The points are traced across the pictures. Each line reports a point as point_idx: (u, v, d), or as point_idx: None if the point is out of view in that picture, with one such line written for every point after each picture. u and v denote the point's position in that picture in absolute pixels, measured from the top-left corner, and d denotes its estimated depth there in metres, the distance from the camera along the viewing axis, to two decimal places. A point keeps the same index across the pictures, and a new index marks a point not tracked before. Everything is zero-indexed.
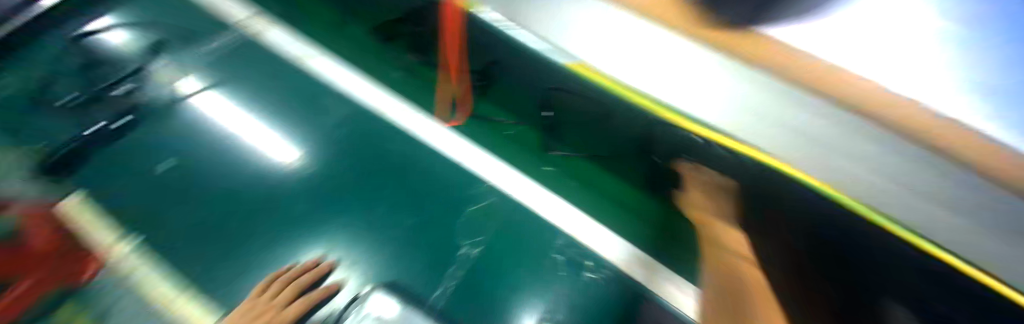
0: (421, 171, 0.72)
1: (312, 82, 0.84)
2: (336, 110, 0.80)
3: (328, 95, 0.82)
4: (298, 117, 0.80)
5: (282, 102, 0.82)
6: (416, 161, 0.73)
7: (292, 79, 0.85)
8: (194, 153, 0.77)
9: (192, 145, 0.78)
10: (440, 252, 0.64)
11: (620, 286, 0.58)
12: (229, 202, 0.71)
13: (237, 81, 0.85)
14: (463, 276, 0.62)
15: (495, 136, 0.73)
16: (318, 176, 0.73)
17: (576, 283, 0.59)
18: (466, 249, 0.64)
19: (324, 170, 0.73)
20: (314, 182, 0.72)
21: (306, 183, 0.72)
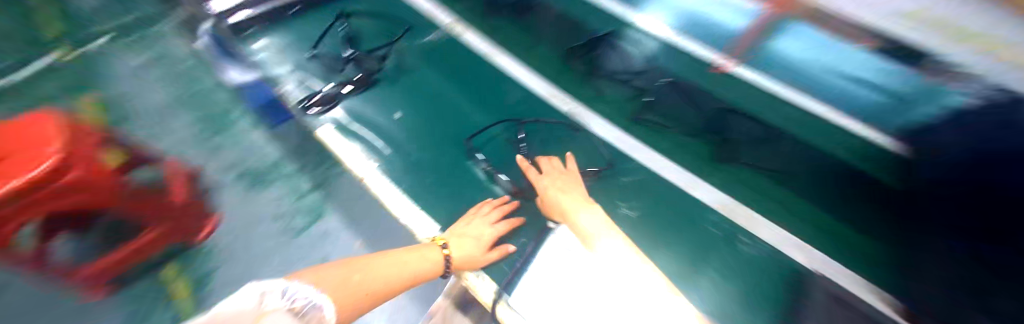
0: None
1: (475, 61, 1.00)
2: (510, 94, 0.96)
3: (501, 79, 0.98)
4: (467, 95, 0.95)
5: (451, 77, 0.98)
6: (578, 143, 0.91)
7: (442, 56, 1.01)
8: (411, 116, 0.90)
9: (407, 108, 0.92)
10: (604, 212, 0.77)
11: (781, 266, 0.68)
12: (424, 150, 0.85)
13: (431, 63, 1.00)
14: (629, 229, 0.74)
15: (673, 142, 0.87)
16: (493, 142, 0.88)
17: (736, 253, 0.70)
18: (626, 210, 0.78)
19: (498, 137, 0.88)
20: (488, 146, 0.87)
21: (484, 147, 0.86)
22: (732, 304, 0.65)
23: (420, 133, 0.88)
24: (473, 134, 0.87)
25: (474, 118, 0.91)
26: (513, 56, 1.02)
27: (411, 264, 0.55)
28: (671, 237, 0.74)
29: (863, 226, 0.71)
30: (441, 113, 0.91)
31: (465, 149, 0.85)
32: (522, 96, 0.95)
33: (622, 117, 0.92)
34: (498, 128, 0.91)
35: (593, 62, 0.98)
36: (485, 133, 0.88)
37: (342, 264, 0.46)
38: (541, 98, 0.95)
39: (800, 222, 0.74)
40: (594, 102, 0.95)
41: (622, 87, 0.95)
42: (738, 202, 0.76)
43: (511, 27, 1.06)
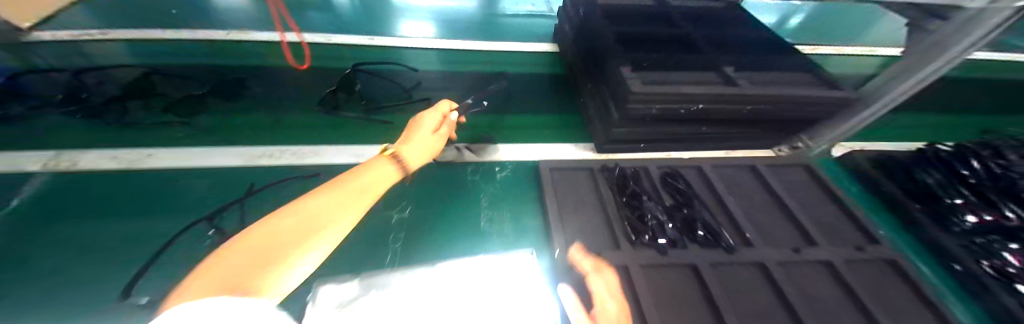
0: (307, 188, 0.73)
1: (122, 178, 0.71)
2: (189, 190, 0.70)
3: (167, 185, 0.70)
4: (101, 236, 0.60)
5: (77, 214, 0.63)
6: (314, 189, 0.72)
7: (53, 200, 0.65)
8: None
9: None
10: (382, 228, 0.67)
11: (530, 172, 0.83)
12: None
13: (6, 231, 0.59)
14: (409, 228, 0.69)
15: None
16: (174, 276, 0.55)
17: (500, 184, 0.80)
18: (396, 216, 0.70)
19: (190, 251, 0.58)
20: (169, 285, 0.53)
21: (158, 292, 0.52)
22: (521, 223, 0.72)
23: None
24: (138, 270, 0.54)
25: (125, 257, 0.57)
26: (212, 142, 0.82)
27: (364, 184, 0.51)
28: (448, 207, 0.75)
29: (565, 112, 0.99)
30: (73, 261, 0.55)
31: (118, 312, 0.48)
32: (213, 183, 0.72)
33: (361, 134, 0.89)
34: (194, 227, 0.62)
35: (316, 106, 0.94)
36: (155, 272, 0.54)
37: (250, 229, 0.38)
38: (243, 169, 0.76)
39: (534, 132, 0.94)
40: (321, 135, 0.87)
41: (394, 106, 0.96)
42: (494, 147, 0.89)
43: (196, 117, 0.87)
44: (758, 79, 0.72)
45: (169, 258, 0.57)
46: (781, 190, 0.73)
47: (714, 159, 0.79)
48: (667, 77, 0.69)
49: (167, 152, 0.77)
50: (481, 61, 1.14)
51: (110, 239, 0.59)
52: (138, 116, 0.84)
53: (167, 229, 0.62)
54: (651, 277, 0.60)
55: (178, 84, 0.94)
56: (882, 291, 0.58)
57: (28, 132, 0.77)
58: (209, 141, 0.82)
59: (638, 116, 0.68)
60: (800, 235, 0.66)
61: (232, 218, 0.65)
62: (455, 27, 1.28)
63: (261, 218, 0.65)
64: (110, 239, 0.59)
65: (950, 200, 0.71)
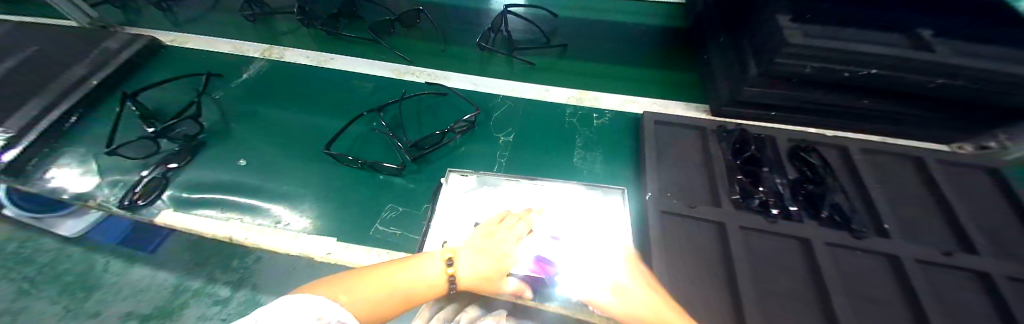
0: (435, 104, 0.89)
1: (311, 78, 0.96)
2: (357, 89, 0.93)
3: (342, 82, 0.95)
4: (312, 111, 0.88)
5: (295, 100, 0.91)
6: (442, 108, 0.88)
7: (277, 86, 0.94)
8: (259, 155, 0.79)
9: (254, 149, 0.80)
10: (489, 146, 0.79)
11: (630, 122, 0.83)
12: (291, 176, 0.74)
13: (265, 97, 0.92)
14: (512, 151, 0.78)
15: (535, 69, 0.97)
16: (358, 142, 0.81)
17: (596, 128, 0.82)
18: (503, 138, 0.81)
19: (361, 136, 0.82)
20: (353, 147, 0.80)
21: (349, 149, 0.79)
22: (617, 165, 0.75)
23: (280, 165, 0.77)
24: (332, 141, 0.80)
25: (327, 126, 0.85)
26: (365, 58, 1.01)
27: (398, 282, 0.41)
28: (545, 140, 0.80)
29: (678, 71, 0.92)
30: (300, 132, 0.84)
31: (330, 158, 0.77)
32: (372, 85, 0.94)
33: (477, 65, 0.99)
34: (360, 122, 0.85)
35: (445, 39, 1.04)
36: (347, 137, 0.82)
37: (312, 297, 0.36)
38: (390, 79, 0.95)
39: (637, 85, 0.91)
40: (443, 62, 1.00)
41: (533, 49, 1.00)
42: (594, 95, 0.90)
43: (352, 34, 1.06)
44: (961, 51, 0.58)
45: (353, 133, 0.83)
46: (947, 188, 0.60)
47: (859, 141, 0.68)
48: (833, 31, 0.60)
49: (339, 62, 1.00)
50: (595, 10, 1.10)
51: (318, 120, 0.86)
52: (337, 34, 1.06)
53: (347, 115, 0.87)
54: (751, 243, 0.57)
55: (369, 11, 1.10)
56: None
57: (257, 36, 1.08)
58: (363, 53, 1.02)
59: (781, 74, 0.62)
60: (958, 241, 0.55)
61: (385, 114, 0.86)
62: None
63: (403, 121, 0.85)
64: (319, 120, 0.86)
65: None
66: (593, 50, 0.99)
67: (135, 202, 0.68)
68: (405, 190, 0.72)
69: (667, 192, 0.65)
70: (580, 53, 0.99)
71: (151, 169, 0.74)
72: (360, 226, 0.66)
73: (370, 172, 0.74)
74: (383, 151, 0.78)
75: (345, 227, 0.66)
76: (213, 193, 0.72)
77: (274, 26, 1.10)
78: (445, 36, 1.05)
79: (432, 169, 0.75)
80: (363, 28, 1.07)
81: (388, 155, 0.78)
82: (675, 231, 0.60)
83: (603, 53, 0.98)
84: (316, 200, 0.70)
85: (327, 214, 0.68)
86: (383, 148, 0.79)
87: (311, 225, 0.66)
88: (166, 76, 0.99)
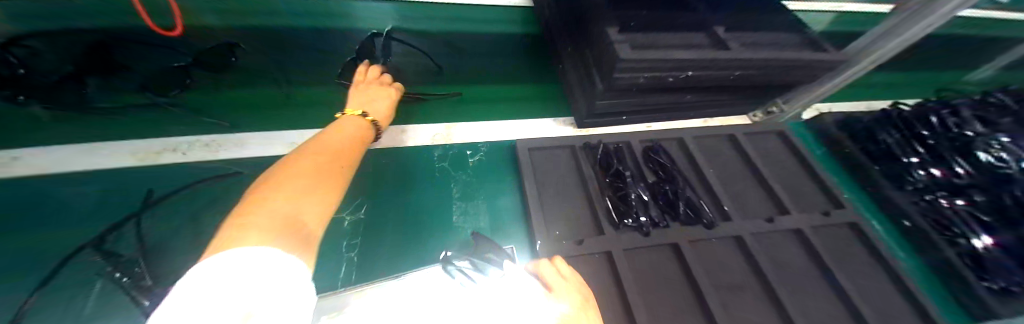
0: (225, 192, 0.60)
1: None
2: (68, 200, 0.55)
3: (46, 185, 0.55)
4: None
5: None
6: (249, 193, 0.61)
7: None
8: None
9: None
10: (335, 233, 0.58)
11: (505, 151, 0.76)
12: None
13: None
14: (365, 237, 0.59)
15: None
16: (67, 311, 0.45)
17: (470, 169, 0.73)
18: (344, 219, 0.60)
19: (80, 284, 0.47)
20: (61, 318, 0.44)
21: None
22: (502, 210, 0.67)
23: None
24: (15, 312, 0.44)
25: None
26: (98, 133, 0.62)
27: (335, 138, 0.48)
28: (412, 203, 0.65)
29: (543, 83, 0.89)
30: None
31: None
32: (99, 188, 0.57)
33: (302, 115, 0.73)
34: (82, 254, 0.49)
35: (255, 82, 0.75)
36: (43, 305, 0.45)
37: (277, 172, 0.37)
38: (142, 168, 0.60)
39: (507, 106, 0.84)
40: (239, 121, 0.69)
41: (400, 76, 0.83)
42: (467, 124, 0.80)
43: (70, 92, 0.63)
44: (748, 42, 0.67)
45: (61, 287, 0.46)
46: (760, 159, 0.73)
47: (694, 129, 0.76)
48: (653, 39, 0.62)
49: (41, 151, 0.59)
50: (454, 19, 0.97)
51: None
52: (86, 92, 0.65)
53: (48, 256, 0.49)
54: (637, 263, 0.58)
55: (146, 54, 0.73)
56: (851, 264, 0.62)
57: None
58: (82, 129, 0.62)
59: (623, 86, 0.62)
60: (774, 205, 0.67)
61: (133, 235, 0.52)
62: None
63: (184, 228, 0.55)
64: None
65: (914, 172, 0.73)
66: (457, 69, 0.88)
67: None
68: None
69: (556, 231, 0.61)
70: (442, 75, 0.86)
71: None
72: None
73: None
74: (121, 311, 0.45)
75: None
76: None
77: None
78: (251, 81, 0.75)
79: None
80: (120, 77, 0.69)
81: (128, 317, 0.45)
82: None
83: (465, 72, 0.87)
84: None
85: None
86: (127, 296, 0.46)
87: None
88: None
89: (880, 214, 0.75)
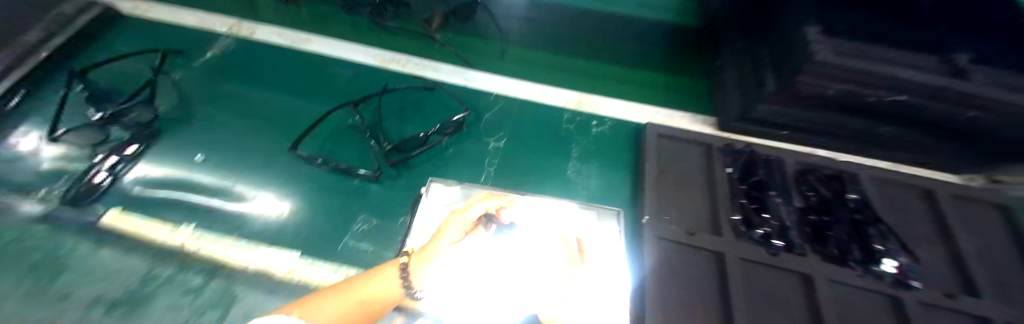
0: (417, 101, 0.81)
1: (296, 64, 0.86)
2: (331, 75, 0.84)
3: (326, 68, 0.86)
4: (283, 94, 0.80)
5: (272, 90, 0.81)
6: (430, 104, 0.80)
7: (257, 71, 0.84)
8: (223, 148, 0.70)
9: (227, 146, 0.70)
10: (481, 152, 0.72)
11: (630, 129, 0.78)
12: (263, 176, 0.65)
13: (229, 80, 0.82)
14: (503, 161, 0.71)
15: (539, 64, 0.90)
16: (332, 139, 0.72)
17: (595, 136, 0.77)
18: (495, 144, 0.73)
19: (334, 135, 0.73)
20: (327, 144, 0.72)
21: (320, 150, 0.70)
22: (618, 181, 0.70)
23: (239, 169, 0.66)
24: (300, 138, 0.71)
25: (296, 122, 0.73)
26: (355, 42, 0.91)
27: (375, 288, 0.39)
28: (544, 145, 0.74)
29: (685, 79, 0.87)
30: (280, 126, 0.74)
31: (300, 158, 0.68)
32: (346, 71, 0.85)
33: (476, 59, 0.90)
34: (338, 115, 0.77)
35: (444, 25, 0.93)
36: (318, 133, 0.73)
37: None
38: (370, 66, 0.86)
39: (645, 92, 0.86)
40: (429, 52, 0.91)
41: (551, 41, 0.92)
42: (603, 98, 0.84)
43: (344, 15, 0.93)
44: (1005, 83, 0.54)
45: (329, 126, 0.75)
46: (956, 226, 0.60)
47: (869, 168, 0.65)
48: (863, 49, 0.56)
49: (326, 47, 0.89)
50: None
51: (297, 114, 0.76)
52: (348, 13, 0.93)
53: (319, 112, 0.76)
54: (752, 278, 0.53)
55: None
56: None
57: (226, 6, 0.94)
58: (347, 33, 0.93)
59: (804, 94, 0.57)
60: (959, 283, 0.54)
61: (366, 111, 0.77)
62: None
63: (395, 117, 0.77)
64: (301, 114, 0.77)
65: None
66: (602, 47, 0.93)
67: (82, 195, 0.58)
68: (382, 197, 0.64)
69: (667, 215, 0.60)
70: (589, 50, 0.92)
71: (63, 175, 0.61)
72: (322, 243, 0.56)
73: (343, 176, 0.66)
74: (360, 154, 0.70)
75: (300, 240, 0.56)
76: (180, 199, 0.61)
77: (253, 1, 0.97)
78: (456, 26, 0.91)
79: (414, 175, 0.68)
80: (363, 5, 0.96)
81: (363, 159, 0.69)
82: (672, 260, 0.55)
83: (612, 50, 0.91)
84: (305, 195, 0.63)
85: (309, 211, 0.61)
86: (365, 149, 0.71)
87: (280, 225, 0.58)
88: (125, 51, 0.85)
89: None
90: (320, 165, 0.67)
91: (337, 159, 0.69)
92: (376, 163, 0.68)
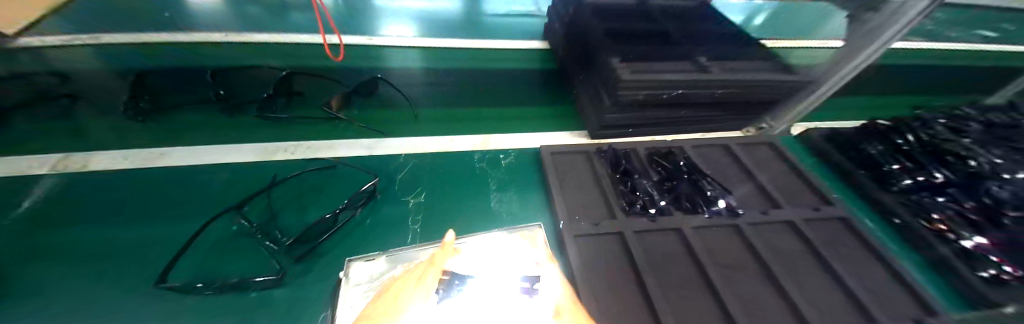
0: (324, 183, 0.80)
1: (162, 178, 0.75)
2: (210, 183, 0.76)
3: (205, 175, 0.78)
4: (147, 214, 0.68)
5: (127, 214, 0.67)
6: (337, 183, 0.81)
7: (104, 197, 0.70)
8: (64, 304, 0.52)
9: (52, 295, 0.53)
10: (401, 213, 0.75)
11: (528, 156, 0.91)
12: (130, 316, 0.52)
13: (52, 221, 0.64)
14: (426, 214, 0.75)
15: (438, 120, 1.00)
16: (212, 258, 0.62)
17: (501, 169, 0.87)
18: (414, 201, 0.78)
19: (216, 248, 0.64)
20: (204, 266, 0.61)
21: (197, 272, 0.59)
22: (531, 199, 0.80)
23: (77, 322, 0.49)
24: (169, 264, 0.59)
25: (176, 241, 0.64)
26: (240, 141, 0.87)
27: None
28: (459, 189, 0.81)
29: (559, 106, 1.08)
30: (145, 248, 0.62)
31: (169, 290, 0.55)
32: (229, 175, 0.78)
33: (379, 130, 0.95)
34: (215, 227, 0.68)
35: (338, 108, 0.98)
36: (193, 255, 0.62)
37: None
38: (259, 162, 0.82)
39: (532, 122, 1.02)
40: (327, 133, 0.92)
41: (443, 101, 1.05)
42: (501, 136, 0.97)
43: (224, 120, 0.90)
44: (737, 68, 0.83)
45: (202, 246, 0.64)
46: (752, 163, 0.87)
47: (692, 140, 0.91)
48: (652, 65, 0.80)
49: (204, 153, 0.82)
50: (486, 59, 1.20)
51: (169, 232, 0.65)
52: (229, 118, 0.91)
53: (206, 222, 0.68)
54: (646, 241, 0.68)
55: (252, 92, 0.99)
56: (845, 245, 0.70)
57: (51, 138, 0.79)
58: (225, 136, 0.87)
59: (629, 101, 0.78)
60: (767, 201, 0.78)
61: (261, 209, 0.72)
62: (446, 28, 1.31)
63: (302, 204, 0.75)
64: (174, 230, 0.66)
65: (898, 176, 0.82)
66: (487, 97, 1.09)
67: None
68: (290, 301, 0.57)
69: (575, 216, 0.73)
70: (477, 101, 1.07)
71: None
72: None
73: (234, 292, 0.56)
74: (252, 262, 0.62)
75: None
76: None
77: (91, 125, 0.84)
78: (361, 103, 1.01)
79: (334, 257, 0.65)
80: (244, 107, 0.95)
81: (257, 267, 0.61)
82: (586, 249, 0.65)
83: (496, 98, 1.08)
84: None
85: None
86: (262, 250, 0.64)
87: None
88: None
89: (871, 211, 0.81)
90: (193, 290, 0.55)
91: (226, 273, 0.60)
92: (280, 261, 0.62)
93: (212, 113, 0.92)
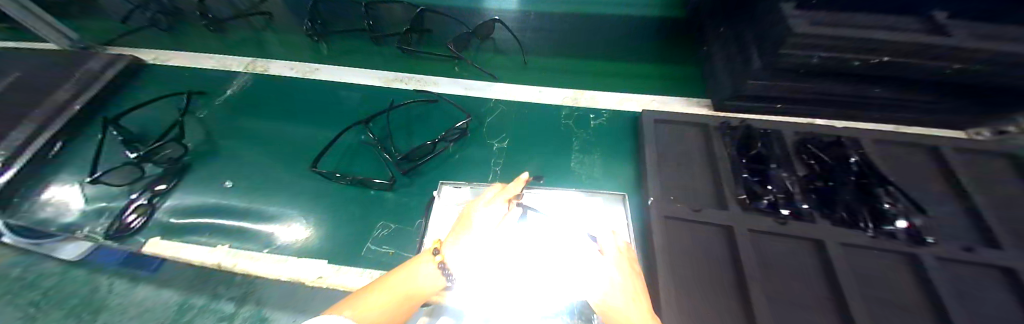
0: (422, 112, 0.85)
1: (305, 90, 0.91)
2: (339, 98, 0.89)
3: (333, 91, 0.91)
4: (294, 118, 0.85)
5: (283, 115, 0.85)
6: (433, 115, 0.85)
7: (271, 100, 0.89)
8: (246, 175, 0.72)
9: (242, 170, 0.73)
10: (485, 154, 0.75)
11: (625, 118, 0.81)
12: (286, 192, 0.68)
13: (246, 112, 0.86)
14: (508, 159, 0.74)
15: (532, 68, 0.95)
16: (345, 158, 0.74)
17: (592, 128, 0.80)
18: (499, 145, 0.77)
19: (349, 151, 0.76)
20: (342, 162, 0.74)
21: (337, 166, 0.73)
22: (620, 167, 0.72)
23: (258, 191, 0.68)
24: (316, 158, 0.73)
25: (312, 143, 0.78)
26: (360, 67, 0.98)
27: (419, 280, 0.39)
28: (545, 141, 0.77)
29: (674, 68, 0.91)
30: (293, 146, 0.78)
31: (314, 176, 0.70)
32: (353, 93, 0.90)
33: (475, 71, 0.95)
34: (345, 136, 0.79)
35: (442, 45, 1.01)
36: (334, 153, 0.76)
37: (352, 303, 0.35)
38: (377, 85, 0.92)
39: (637, 84, 0.89)
40: (429, 68, 0.97)
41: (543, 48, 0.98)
42: (598, 93, 0.87)
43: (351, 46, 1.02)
44: (982, 35, 0.57)
45: (339, 148, 0.77)
46: (965, 179, 0.59)
47: (868, 131, 0.67)
48: (841, 19, 0.59)
49: (334, 73, 0.95)
50: None
51: (308, 134, 0.80)
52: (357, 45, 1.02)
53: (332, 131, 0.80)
54: (761, 244, 0.53)
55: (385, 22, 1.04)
56: None
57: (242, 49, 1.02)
58: (350, 60, 0.99)
59: (790, 66, 0.60)
60: (977, 235, 0.53)
61: (370, 127, 0.81)
62: None
63: (404, 129, 0.82)
64: (311, 133, 0.80)
65: None
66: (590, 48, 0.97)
67: (121, 231, 0.60)
68: (398, 205, 0.65)
69: (671, 195, 0.62)
70: (579, 52, 0.96)
71: (106, 212, 0.64)
72: (349, 251, 0.58)
73: (359, 188, 0.67)
74: (374, 168, 0.72)
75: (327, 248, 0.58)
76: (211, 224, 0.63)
77: (266, 42, 1.06)
78: (477, 45, 1.00)
79: (425, 181, 0.70)
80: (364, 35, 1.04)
81: (377, 171, 0.72)
82: (680, 235, 0.56)
83: (601, 50, 0.96)
84: (317, 215, 0.63)
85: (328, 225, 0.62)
86: (378, 160, 0.74)
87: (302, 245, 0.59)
88: (151, 96, 0.92)
89: None
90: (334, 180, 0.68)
91: (352, 172, 0.71)
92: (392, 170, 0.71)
93: (341, 38, 1.04)
